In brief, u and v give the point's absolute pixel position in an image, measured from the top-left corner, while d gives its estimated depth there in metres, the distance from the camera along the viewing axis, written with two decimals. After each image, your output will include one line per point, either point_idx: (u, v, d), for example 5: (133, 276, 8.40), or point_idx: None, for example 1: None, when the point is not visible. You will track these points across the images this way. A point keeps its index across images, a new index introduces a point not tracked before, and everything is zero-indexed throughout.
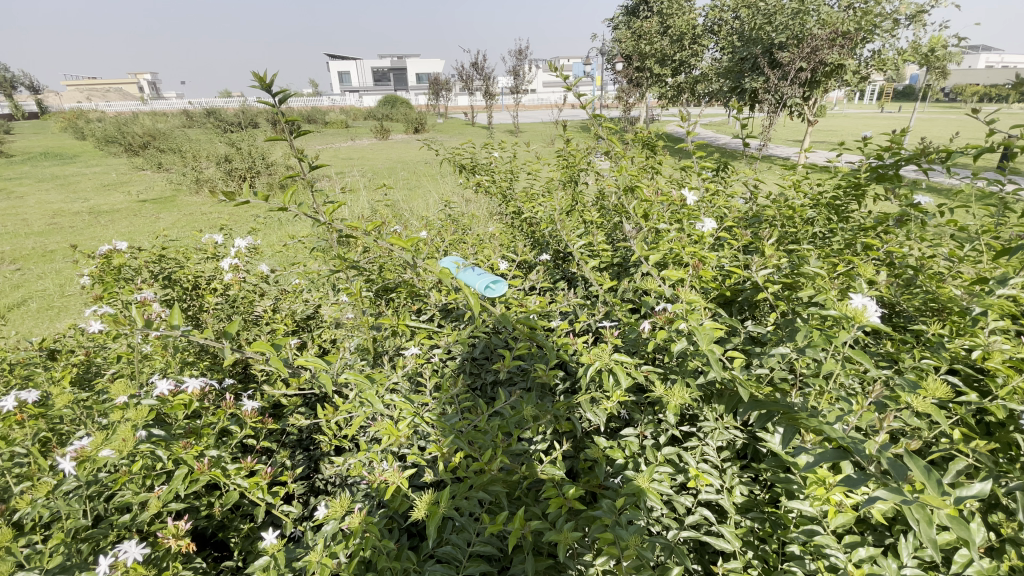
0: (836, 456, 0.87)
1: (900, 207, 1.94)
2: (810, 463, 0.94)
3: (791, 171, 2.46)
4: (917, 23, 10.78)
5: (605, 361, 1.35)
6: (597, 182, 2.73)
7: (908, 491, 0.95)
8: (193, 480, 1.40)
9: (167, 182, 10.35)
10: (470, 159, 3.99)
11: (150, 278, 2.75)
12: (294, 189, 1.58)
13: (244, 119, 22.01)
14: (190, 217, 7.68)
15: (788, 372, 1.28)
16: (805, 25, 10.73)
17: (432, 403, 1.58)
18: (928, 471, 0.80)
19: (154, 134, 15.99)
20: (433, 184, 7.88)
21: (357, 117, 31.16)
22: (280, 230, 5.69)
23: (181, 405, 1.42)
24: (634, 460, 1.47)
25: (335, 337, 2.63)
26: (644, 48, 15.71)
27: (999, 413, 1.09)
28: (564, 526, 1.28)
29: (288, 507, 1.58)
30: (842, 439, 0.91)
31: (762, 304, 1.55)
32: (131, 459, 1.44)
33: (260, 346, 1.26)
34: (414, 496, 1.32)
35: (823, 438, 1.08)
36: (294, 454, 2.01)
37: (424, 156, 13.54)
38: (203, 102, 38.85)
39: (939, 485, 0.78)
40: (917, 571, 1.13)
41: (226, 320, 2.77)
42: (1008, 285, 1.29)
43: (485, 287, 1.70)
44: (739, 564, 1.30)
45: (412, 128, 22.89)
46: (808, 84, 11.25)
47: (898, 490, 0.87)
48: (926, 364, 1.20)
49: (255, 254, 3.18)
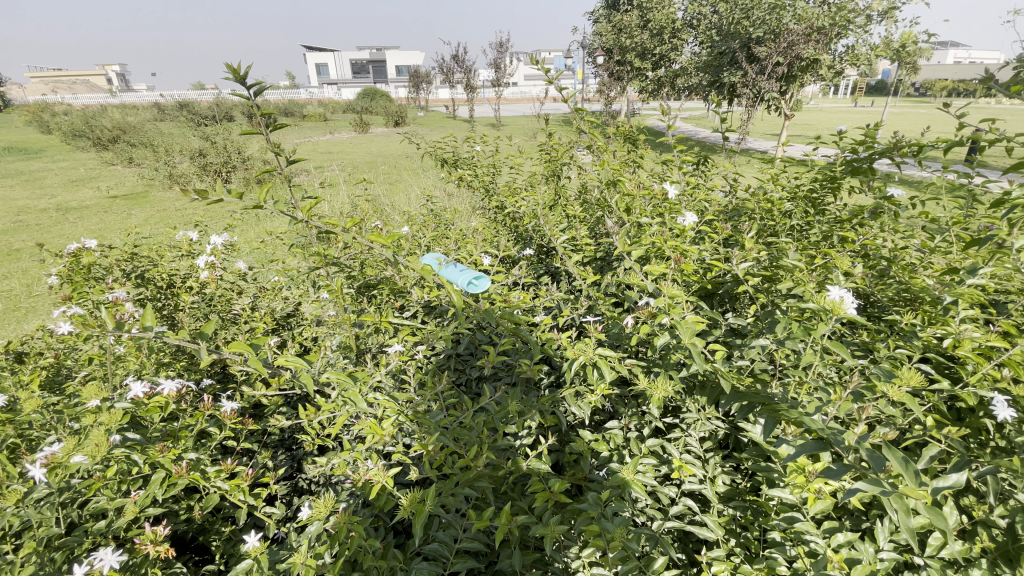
0: (816, 447, 0.91)
1: (874, 200, 1.99)
2: (793, 456, 0.96)
3: (769, 164, 2.50)
4: (889, 19, 11.02)
5: (590, 356, 1.36)
6: (579, 176, 2.73)
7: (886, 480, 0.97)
8: (171, 484, 1.37)
9: (139, 177, 10.05)
10: (451, 153, 3.95)
11: (122, 277, 2.67)
12: (271, 184, 1.54)
13: (218, 112, 21.48)
14: (163, 213, 7.48)
15: (768, 363, 1.30)
16: (781, 20, 10.87)
17: (417, 401, 1.57)
18: (906, 463, 0.83)
19: (124, 128, 15.48)
20: (414, 179, 7.80)
21: (335, 111, 30.61)
22: (258, 226, 5.58)
23: (157, 408, 1.39)
24: (619, 452, 1.48)
25: (316, 335, 2.60)
26: (624, 42, 15.75)
27: (969, 400, 1.13)
28: (551, 520, 1.29)
29: (271, 509, 1.56)
30: (823, 432, 0.93)
31: (742, 296, 1.58)
32: (105, 464, 1.40)
33: (237, 346, 1.23)
34: (400, 494, 1.31)
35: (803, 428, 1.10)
36: (276, 454, 1.99)
37: (404, 150, 13.38)
38: (174, 95, 37.78)
39: (916, 476, 0.81)
40: (893, 554, 1.17)
41: (202, 320, 2.70)
42: (977, 274, 1.33)
43: (468, 284, 1.84)
44: (722, 552, 1.33)
45: (393, 121, 22.65)
46: (784, 78, 11.41)
47: (876, 482, 0.89)
48: (900, 354, 1.24)
49: (232, 251, 3.11)
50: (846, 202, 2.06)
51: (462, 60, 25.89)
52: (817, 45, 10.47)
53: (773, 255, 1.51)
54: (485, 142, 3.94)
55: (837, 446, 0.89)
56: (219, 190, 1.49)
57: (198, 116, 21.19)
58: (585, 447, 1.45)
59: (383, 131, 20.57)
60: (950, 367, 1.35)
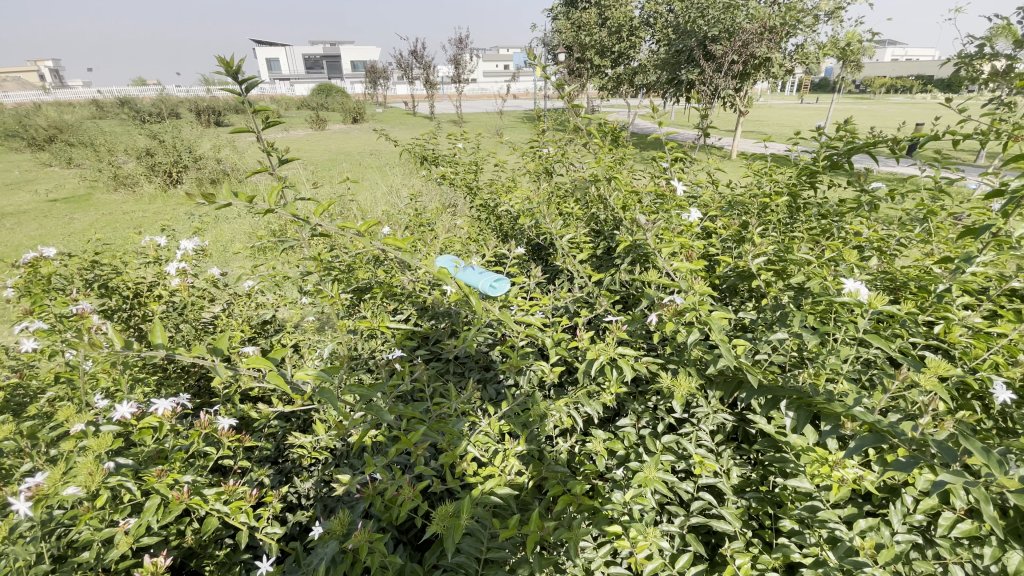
0: (875, 441, 0.89)
1: (858, 193, 2.06)
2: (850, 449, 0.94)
3: (751, 160, 2.57)
4: (835, 20, 11.55)
5: (611, 355, 1.35)
6: (568, 173, 2.74)
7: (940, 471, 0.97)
8: (168, 510, 1.28)
9: (80, 178, 9.43)
10: (430, 151, 3.89)
11: (84, 287, 2.48)
12: (281, 188, 1.41)
13: (164, 109, 20.42)
14: (111, 216, 7.04)
15: (786, 357, 1.33)
16: (735, 19, 11.25)
17: (427, 409, 1.52)
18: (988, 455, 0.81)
19: (60, 126, 14.44)
20: (381, 177, 7.63)
21: (291, 108, 29.59)
22: (219, 228, 5.33)
23: (150, 431, 1.29)
24: (635, 450, 1.48)
25: (300, 342, 2.49)
26: (584, 39, 15.89)
27: (978, 385, 1.18)
28: (575, 524, 1.27)
29: (273, 529, 1.49)
30: (881, 424, 0.91)
31: (747, 291, 1.61)
32: (93, 492, 1.30)
33: (257, 362, 1.02)
34: (420, 507, 1.27)
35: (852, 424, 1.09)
36: (266, 469, 1.89)
37: (367, 148, 13.08)
38: (114, 91, 35.63)
39: (1001, 465, 0.81)
40: (908, 536, 1.22)
41: (174, 330, 2.54)
42: (973, 264, 1.40)
43: (489, 286, 1.57)
44: (741, 544, 1.34)
45: (352, 118, 22.11)
46: (740, 76, 11.79)
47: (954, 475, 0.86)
48: (911, 344, 1.28)
49: (204, 256, 2.94)
50: (830, 196, 2.14)
51: (422, 55, 25.50)
52: (770, 44, 10.88)
53: (780, 249, 1.54)
54: (465, 139, 3.89)
55: (902, 438, 0.88)
56: (226, 193, 1.33)
57: (141, 113, 20.06)
58: (602, 447, 1.44)
59: (342, 128, 20.02)
60: (948, 351, 1.43)
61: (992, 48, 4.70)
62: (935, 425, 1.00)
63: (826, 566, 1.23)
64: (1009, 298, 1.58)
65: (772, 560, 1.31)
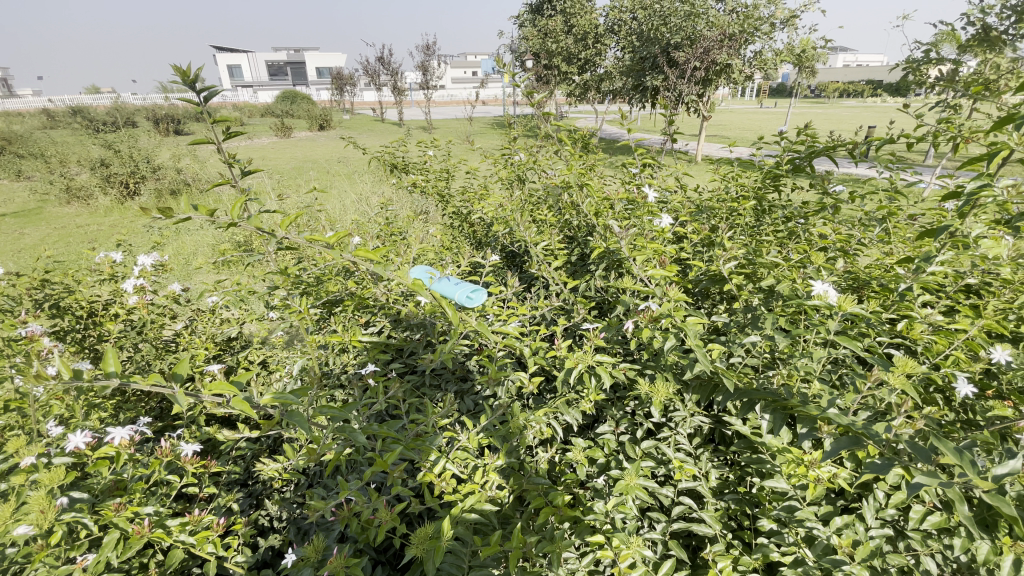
0: (851, 444, 0.90)
1: (821, 195, 2.13)
2: (825, 454, 0.94)
3: (718, 164, 2.63)
4: (791, 27, 12.01)
5: (589, 363, 1.34)
6: (540, 180, 2.75)
7: (911, 469, 0.99)
8: (128, 545, 1.20)
9: (29, 192, 8.97)
10: (400, 159, 3.85)
11: (33, 307, 2.34)
12: (242, 199, 1.37)
13: (119, 118, 19.66)
14: (63, 230, 6.71)
15: (759, 360, 1.35)
16: (696, 26, 11.59)
17: (405, 425, 1.47)
18: (956, 453, 0.84)
19: (7, 136, 13.77)
20: (350, 185, 7.50)
21: (254, 116, 28.87)
22: (180, 240, 5.14)
23: (107, 463, 1.21)
24: (615, 457, 1.47)
25: (268, 358, 2.41)
26: (551, 46, 16.06)
27: (943, 381, 1.22)
28: (558, 537, 1.25)
29: (242, 558, 1.41)
30: (856, 426, 0.92)
31: (719, 294, 1.64)
32: (45, 530, 1.21)
33: (219, 387, 0.97)
34: (397, 529, 1.23)
35: (824, 425, 1.11)
36: (234, 493, 1.81)
37: (336, 156, 12.88)
38: (65, 99, 34.17)
39: (971, 463, 0.83)
40: (882, 530, 1.25)
41: (133, 351, 2.41)
42: (934, 263, 1.44)
43: (465, 297, 1.51)
44: (723, 547, 1.35)
45: (318, 126, 21.74)
46: (703, 82, 12.13)
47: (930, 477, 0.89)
48: (879, 343, 1.32)
49: (163, 271, 2.82)
50: (794, 199, 2.20)
51: (389, 62, 25.26)
52: (730, 50, 11.25)
53: (751, 252, 1.57)
54: (436, 146, 3.86)
55: (875, 439, 0.90)
56: (183, 207, 1.26)
57: (95, 122, 19.25)
58: (582, 456, 1.42)
59: (309, 136, 19.65)
60: (911, 348, 1.48)
61: (938, 53, 4.97)
62: (907, 423, 1.03)
63: (804, 565, 1.25)
64: (966, 295, 1.66)
65: (752, 561, 1.32)
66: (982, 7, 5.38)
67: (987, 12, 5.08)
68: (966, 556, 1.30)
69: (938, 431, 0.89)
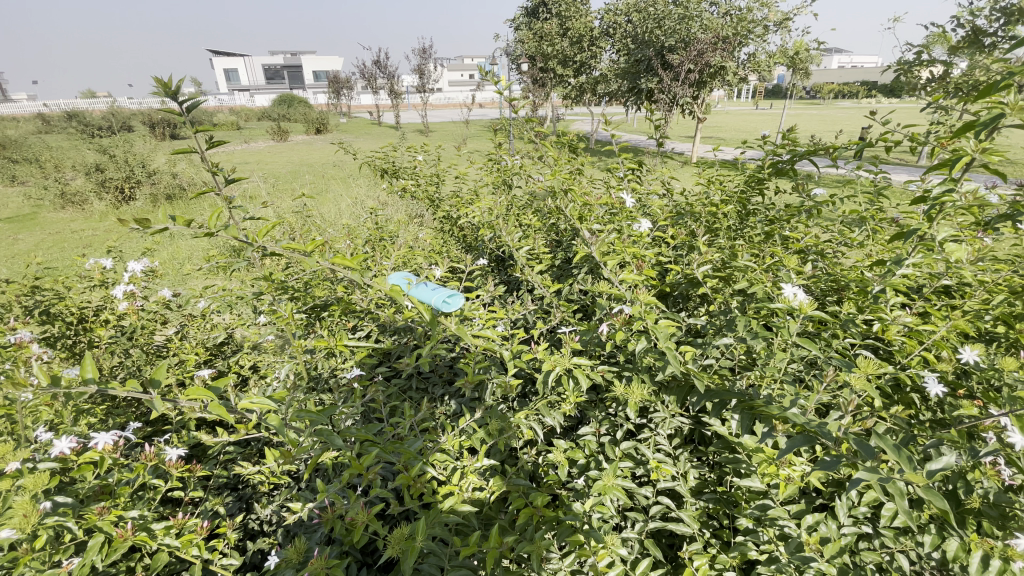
0: (807, 441, 0.93)
1: (802, 199, 2.17)
2: (782, 451, 0.97)
3: (702, 169, 2.67)
4: (784, 29, 12.10)
5: (566, 365, 1.37)
6: (528, 185, 2.79)
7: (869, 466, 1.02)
8: (112, 548, 1.21)
9: (23, 197, 8.94)
10: (390, 164, 3.88)
11: (23, 314, 2.35)
12: (219, 209, 1.43)
13: (115, 122, 19.68)
14: (57, 236, 6.70)
15: (731, 362, 1.38)
16: (690, 29, 11.65)
17: (389, 429, 1.50)
18: (899, 449, 0.88)
19: (4, 142, 13.79)
20: (345, 188, 7.53)
21: (251, 119, 28.83)
22: (174, 246, 5.15)
23: (91, 468, 1.24)
24: (595, 458, 1.50)
25: (258, 363, 2.43)
26: (546, 49, 16.07)
27: (909, 381, 1.26)
28: (536, 536, 1.27)
29: (228, 561, 1.43)
30: (810, 424, 0.95)
31: (697, 297, 1.68)
32: (29, 535, 1.23)
33: (197, 392, 1.00)
34: (378, 531, 1.25)
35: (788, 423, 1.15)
36: (223, 497, 1.83)
37: (331, 159, 12.88)
38: (60, 104, 34.11)
39: (908, 460, 0.86)
40: (853, 528, 1.28)
41: (123, 356, 2.42)
42: (905, 265, 1.47)
43: (442, 302, 1.53)
44: (700, 545, 1.38)
45: (314, 129, 21.76)
46: (697, 84, 12.20)
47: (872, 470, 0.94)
48: (848, 344, 1.36)
49: (154, 277, 2.83)
50: (776, 202, 2.24)
51: (385, 65, 25.28)
52: (723, 53, 11.34)
53: (726, 256, 1.62)
54: (427, 151, 3.90)
55: (827, 438, 0.93)
56: (162, 217, 1.40)
57: (91, 127, 19.24)
58: (563, 457, 1.45)
59: (306, 139, 19.64)
60: (883, 349, 1.52)
61: (929, 55, 5.01)
62: (861, 422, 1.07)
63: (778, 562, 1.28)
64: (939, 296, 1.69)
65: (729, 559, 1.35)
66: (971, 10, 5.43)
67: (976, 14, 5.13)
68: (936, 552, 1.33)
69: (880, 429, 0.94)
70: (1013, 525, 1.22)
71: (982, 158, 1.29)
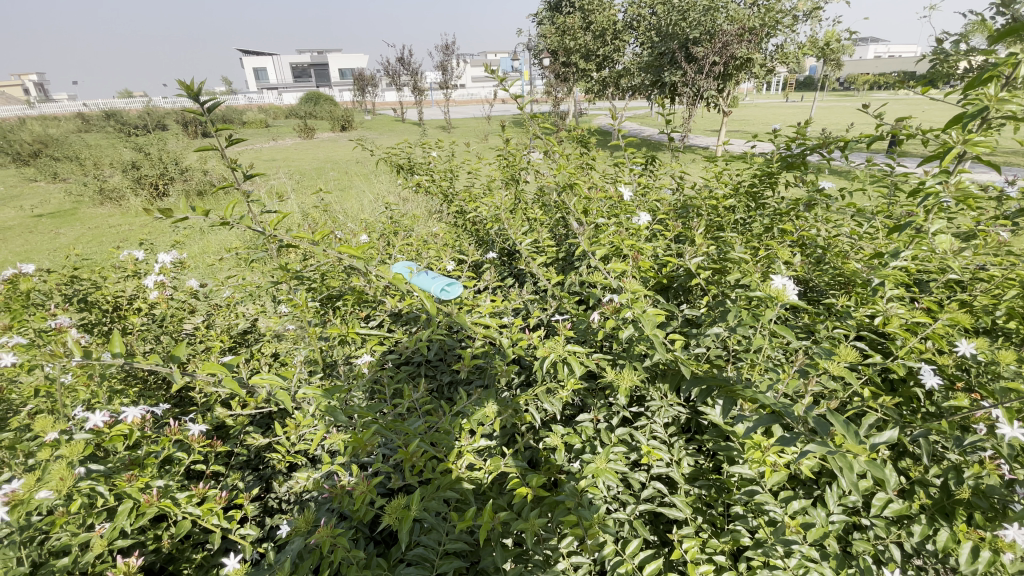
0: (770, 420, 0.98)
1: (809, 193, 2.17)
2: (747, 430, 1.03)
3: (712, 163, 2.68)
4: (814, 19, 11.76)
5: (560, 352, 1.42)
6: (537, 180, 2.85)
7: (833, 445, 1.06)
8: (140, 513, 1.32)
9: (66, 193, 9.38)
10: (406, 160, 3.98)
11: (64, 301, 2.52)
12: (233, 201, 1.53)
13: (150, 121, 20.42)
14: (97, 230, 7.02)
15: (722, 350, 1.44)
16: (715, 21, 11.41)
17: (394, 410, 1.57)
18: (846, 424, 0.91)
19: (45, 140, 14.48)
20: (367, 185, 7.67)
21: (278, 117, 29.42)
22: (204, 240, 5.35)
23: (121, 439, 1.37)
24: (591, 443, 1.55)
25: (278, 351, 2.55)
26: (568, 43, 15.85)
27: (896, 370, 1.28)
28: (530, 514, 1.33)
29: (245, 531, 1.54)
30: (773, 404, 1.00)
31: (696, 289, 1.73)
32: (67, 499, 1.35)
33: (212, 367, 1.14)
34: (381, 505, 1.33)
35: (761, 406, 1.19)
36: (245, 475, 1.95)
37: (356, 156, 13.05)
38: (99, 104, 35.52)
39: (855, 435, 0.91)
40: (842, 516, 1.30)
41: (154, 342, 2.56)
42: (902, 258, 1.48)
43: (440, 290, 1.70)
44: (692, 530, 1.41)
45: (340, 126, 22.13)
46: (723, 77, 11.95)
47: (824, 443, 0.98)
48: (838, 334, 1.39)
49: (182, 268, 2.97)
50: (784, 197, 2.25)
51: (409, 62, 25.43)
52: (749, 45, 11.08)
53: (722, 249, 1.66)
54: (440, 147, 3.98)
55: (791, 417, 0.97)
56: (183, 208, 1.51)
57: (127, 126, 19.99)
58: (559, 441, 1.51)
59: (332, 137, 20.00)
60: (879, 341, 1.53)
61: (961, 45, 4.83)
62: (829, 406, 1.10)
63: (766, 546, 1.31)
64: (943, 288, 1.68)
65: (720, 544, 1.38)
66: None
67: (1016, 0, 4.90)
68: (929, 542, 1.33)
69: (833, 407, 0.97)
70: (1001, 515, 1.22)
71: (970, 150, 1.31)
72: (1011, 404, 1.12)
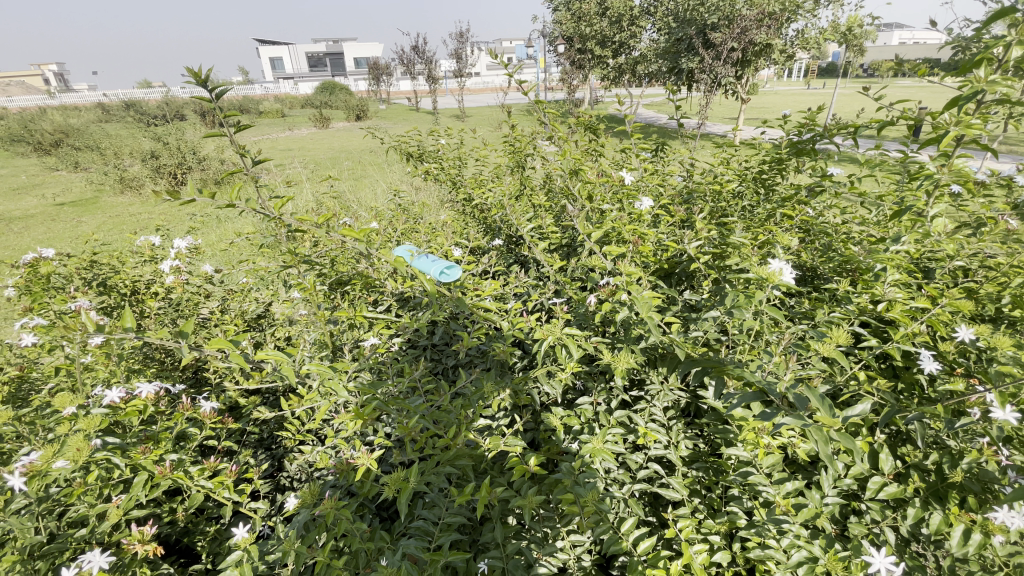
0: (754, 396, 0.99)
1: (816, 179, 2.14)
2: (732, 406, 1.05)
3: (720, 149, 2.65)
4: (837, 3, 11.41)
5: (557, 334, 1.44)
6: (543, 165, 2.87)
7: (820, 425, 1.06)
8: (153, 484, 1.39)
9: (88, 182, 9.56)
10: (416, 147, 4.01)
11: (84, 285, 2.61)
12: (240, 184, 1.57)
13: (168, 111, 20.72)
14: (117, 218, 7.18)
15: (720, 333, 1.44)
16: (734, 6, 11.15)
17: (398, 390, 1.61)
18: (823, 399, 0.93)
19: (66, 130, 14.78)
20: (380, 174, 7.72)
21: (294, 107, 29.64)
22: (221, 228, 5.45)
23: (135, 413, 1.43)
24: (590, 425, 1.57)
25: (289, 334, 2.61)
26: (584, 30, 15.62)
27: (892, 353, 1.28)
28: (528, 492, 1.35)
29: (255, 505, 1.60)
30: (758, 382, 1.01)
31: (697, 274, 1.73)
32: (86, 470, 1.43)
33: (218, 343, 1.18)
34: (382, 480, 1.37)
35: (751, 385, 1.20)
36: (256, 453, 2.03)
37: (369, 146, 13.07)
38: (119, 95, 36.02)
39: (830, 409, 0.92)
40: (836, 499, 1.30)
41: (170, 325, 2.64)
42: (901, 242, 1.47)
43: (439, 273, 1.70)
44: (688, 510, 1.43)
45: (354, 116, 22.21)
46: (742, 63, 11.67)
47: (800, 417, 0.99)
48: (835, 318, 1.39)
49: (198, 254, 3.05)
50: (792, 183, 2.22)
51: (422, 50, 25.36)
52: (769, 30, 10.81)
53: (722, 234, 1.66)
54: (450, 134, 3.99)
55: (774, 393, 0.99)
56: (191, 191, 1.55)
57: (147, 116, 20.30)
58: (558, 422, 1.53)
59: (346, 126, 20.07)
60: (879, 326, 1.52)
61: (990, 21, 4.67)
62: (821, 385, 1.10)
63: (759, 527, 1.33)
64: (948, 275, 1.66)
65: (717, 524, 1.39)
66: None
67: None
68: (927, 526, 1.33)
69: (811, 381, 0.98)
70: (996, 500, 1.22)
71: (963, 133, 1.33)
72: (1005, 387, 1.11)
